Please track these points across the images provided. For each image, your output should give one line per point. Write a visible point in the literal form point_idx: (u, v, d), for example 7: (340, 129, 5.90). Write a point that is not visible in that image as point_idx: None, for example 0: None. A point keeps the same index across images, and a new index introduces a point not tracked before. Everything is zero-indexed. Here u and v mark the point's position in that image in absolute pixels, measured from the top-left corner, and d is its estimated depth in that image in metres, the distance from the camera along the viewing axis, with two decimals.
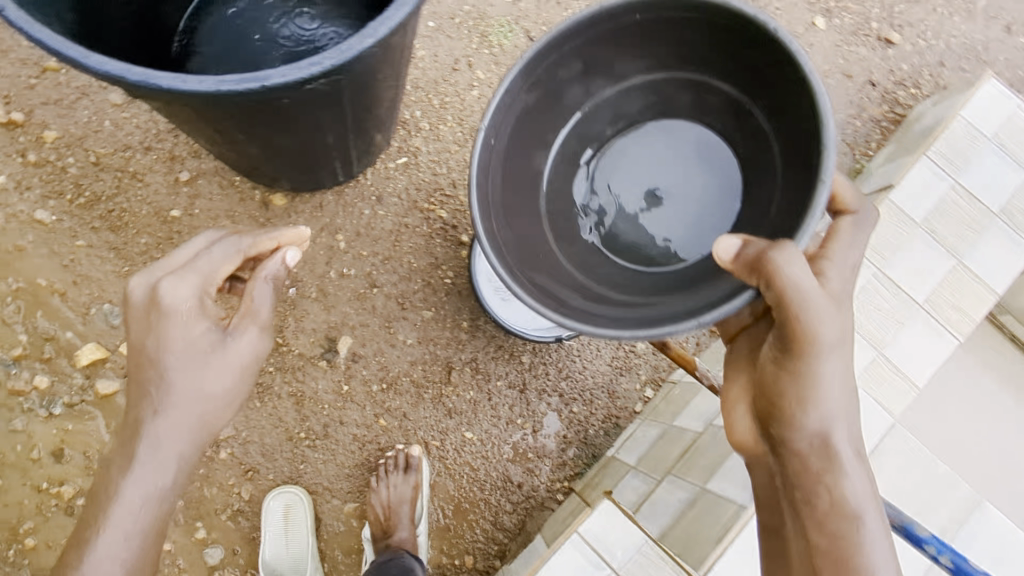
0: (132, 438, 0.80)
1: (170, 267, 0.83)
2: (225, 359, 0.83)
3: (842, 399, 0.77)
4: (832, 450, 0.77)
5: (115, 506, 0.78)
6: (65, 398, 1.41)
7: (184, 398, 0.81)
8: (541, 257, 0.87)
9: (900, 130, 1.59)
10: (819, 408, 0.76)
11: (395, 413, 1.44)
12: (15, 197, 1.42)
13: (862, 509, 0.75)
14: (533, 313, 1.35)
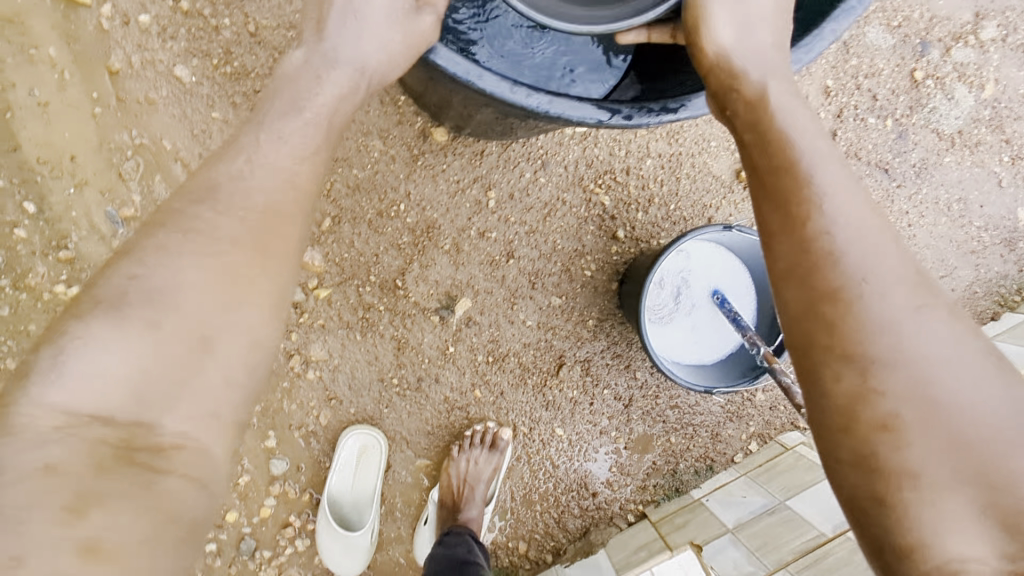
0: (284, 87, 0.66)
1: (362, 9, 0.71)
2: (403, 23, 0.70)
3: (877, 228, 0.59)
4: (903, 325, 0.54)
5: (245, 161, 0.61)
6: None
7: (346, 58, 0.68)
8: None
9: None
10: (868, 258, 0.56)
11: (493, 389, 1.37)
12: (157, 43, 1.28)
13: (941, 369, 0.52)
14: (681, 347, 1.25)
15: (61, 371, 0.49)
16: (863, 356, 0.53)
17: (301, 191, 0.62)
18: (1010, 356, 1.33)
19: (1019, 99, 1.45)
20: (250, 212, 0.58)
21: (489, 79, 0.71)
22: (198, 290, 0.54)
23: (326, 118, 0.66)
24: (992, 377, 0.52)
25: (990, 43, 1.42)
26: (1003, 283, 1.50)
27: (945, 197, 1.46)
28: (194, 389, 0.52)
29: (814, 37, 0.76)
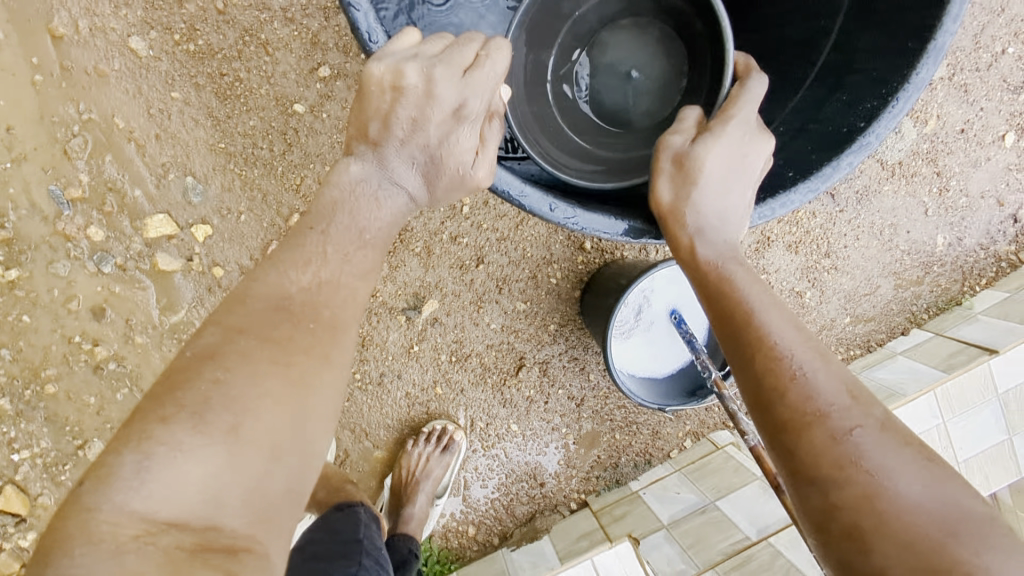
0: (344, 199, 0.66)
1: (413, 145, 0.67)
2: (451, 175, 0.69)
3: (811, 350, 0.60)
4: (845, 440, 0.54)
5: (315, 274, 0.60)
6: (118, 259, 1.27)
7: (398, 189, 0.68)
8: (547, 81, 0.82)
9: (1009, 277, 1.64)
10: (803, 381, 0.58)
11: (454, 386, 1.41)
12: (109, 10, 1.17)
13: (887, 479, 0.52)
14: (639, 362, 1.32)
15: (146, 476, 0.47)
16: (821, 478, 0.54)
17: (358, 310, 0.62)
18: (919, 373, 1.47)
19: (955, 135, 1.54)
20: (318, 325, 0.58)
21: (532, 196, 0.70)
22: (272, 401, 0.52)
23: (381, 239, 0.67)
24: (931, 476, 0.52)
25: (938, 81, 1.51)
26: (916, 303, 1.63)
27: (879, 222, 1.56)
28: (260, 493, 0.49)
29: (828, 169, 0.68)
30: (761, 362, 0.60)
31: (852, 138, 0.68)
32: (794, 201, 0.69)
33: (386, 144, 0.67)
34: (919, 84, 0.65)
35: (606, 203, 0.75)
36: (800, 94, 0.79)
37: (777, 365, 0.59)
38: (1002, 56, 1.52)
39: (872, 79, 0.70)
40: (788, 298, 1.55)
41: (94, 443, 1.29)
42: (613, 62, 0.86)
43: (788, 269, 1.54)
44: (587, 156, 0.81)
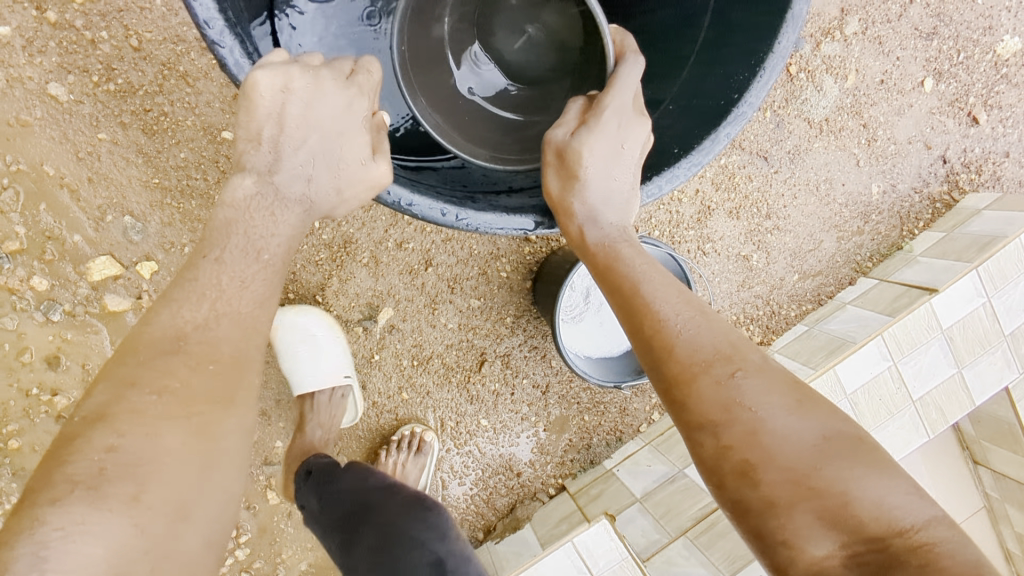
0: (238, 219, 0.67)
1: (305, 153, 0.68)
2: (352, 172, 0.69)
3: (691, 312, 0.65)
4: (728, 386, 0.60)
5: (210, 309, 0.63)
6: (65, 306, 1.27)
7: (298, 197, 0.70)
8: (435, 64, 0.77)
9: (946, 217, 1.69)
10: (687, 338, 0.63)
11: (418, 390, 1.42)
12: (24, 59, 1.17)
13: (766, 412, 0.58)
14: (592, 343, 1.34)
15: (44, 566, 0.48)
16: (712, 422, 0.59)
17: (258, 338, 0.65)
18: (867, 320, 1.51)
19: (876, 86, 1.59)
20: (218, 365, 0.60)
21: (422, 206, 0.68)
22: (174, 458, 0.55)
23: (279, 257, 0.69)
24: (801, 408, 0.59)
25: (853, 37, 1.55)
26: (860, 252, 1.66)
27: (815, 178, 1.59)
28: (171, 558, 0.52)
29: (707, 143, 0.66)
30: (651, 325, 0.64)
31: (726, 110, 0.66)
32: (679, 176, 0.68)
33: (282, 156, 0.68)
34: (783, 52, 0.64)
35: (517, 201, 0.74)
36: (684, 71, 0.76)
37: (663, 326, 0.63)
38: (911, 6, 1.58)
39: (745, 49, 0.67)
40: (735, 263, 1.57)
41: None
42: (510, 27, 0.81)
43: (734, 235, 1.56)
44: (499, 135, 0.78)
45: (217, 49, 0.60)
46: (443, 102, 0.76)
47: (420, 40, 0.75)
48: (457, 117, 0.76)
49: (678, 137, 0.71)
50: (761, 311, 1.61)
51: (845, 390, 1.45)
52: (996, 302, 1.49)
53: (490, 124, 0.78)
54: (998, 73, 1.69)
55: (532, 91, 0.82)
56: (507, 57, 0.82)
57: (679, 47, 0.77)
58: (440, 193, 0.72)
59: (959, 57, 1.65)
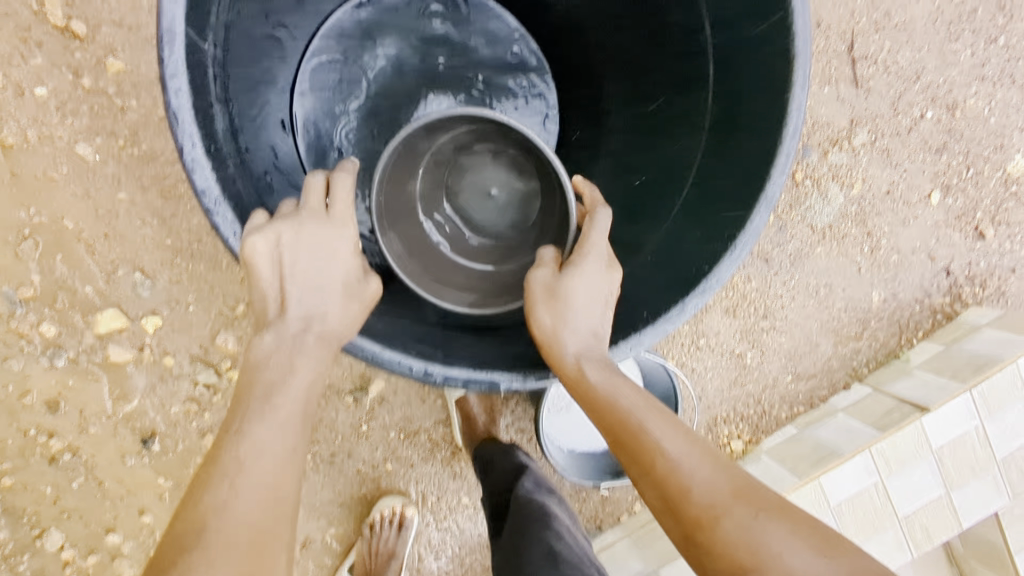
0: (257, 386, 0.67)
1: (312, 285, 0.68)
2: (357, 292, 0.70)
3: (691, 449, 0.68)
4: (751, 528, 0.63)
5: (230, 486, 0.62)
6: (70, 352, 1.31)
7: (318, 333, 0.67)
8: (405, 216, 0.81)
9: (946, 329, 1.68)
10: (698, 481, 0.66)
11: (402, 463, 1.43)
12: (57, 119, 1.23)
13: (790, 555, 0.62)
14: (576, 435, 1.36)
15: None
16: (742, 567, 0.62)
17: (287, 504, 0.64)
18: (855, 432, 1.51)
19: (881, 197, 1.61)
20: (241, 543, 0.59)
21: (393, 358, 0.68)
22: None
23: (298, 409, 0.67)
24: (817, 548, 0.63)
25: (860, 148, 1.58)
26: (856, 358, 1.65)
27: (814, 282, 1.60)
28: None
29: (675, 311, 0.68)
30: (661, 470, 0.66)
31: (697, 280, 0.69)
32: (643, 342, 0.70)
33: (290, 302, 0.68)
34: (755, 233, 0.67)
35: (495, 348, 0.75)
36: (664, 226, 0.78)
37: (671, 469, 0.66)
38: (921, 121, 1.60)
39: (719, 222, 0.71)
40: (729, 360, 1.58)
41: (50, 531, 1.34)
42: (475, 184, 0.86)
43: (729, 333, 1.58)
44: (461, 282, 0.81)
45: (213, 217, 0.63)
46: (408, 251, 0.80)
47: (397, 191, 0.80)
48: (425, 260, 0.81)
49: (650, 298, 0.73)
50: (751, 409, 1.61)
51: (830, 501, 1.44)
52: (989, 427, 1.50)
53: (461, 270, 0.82)
54: (1008, 191, 1.69)
55: (498, 242, 0.85)
56: (471, 211, 0.87)
57: (661, 203, 0.80)
58: (413, 339, 0.73)
59: (968, 173, 1.66)
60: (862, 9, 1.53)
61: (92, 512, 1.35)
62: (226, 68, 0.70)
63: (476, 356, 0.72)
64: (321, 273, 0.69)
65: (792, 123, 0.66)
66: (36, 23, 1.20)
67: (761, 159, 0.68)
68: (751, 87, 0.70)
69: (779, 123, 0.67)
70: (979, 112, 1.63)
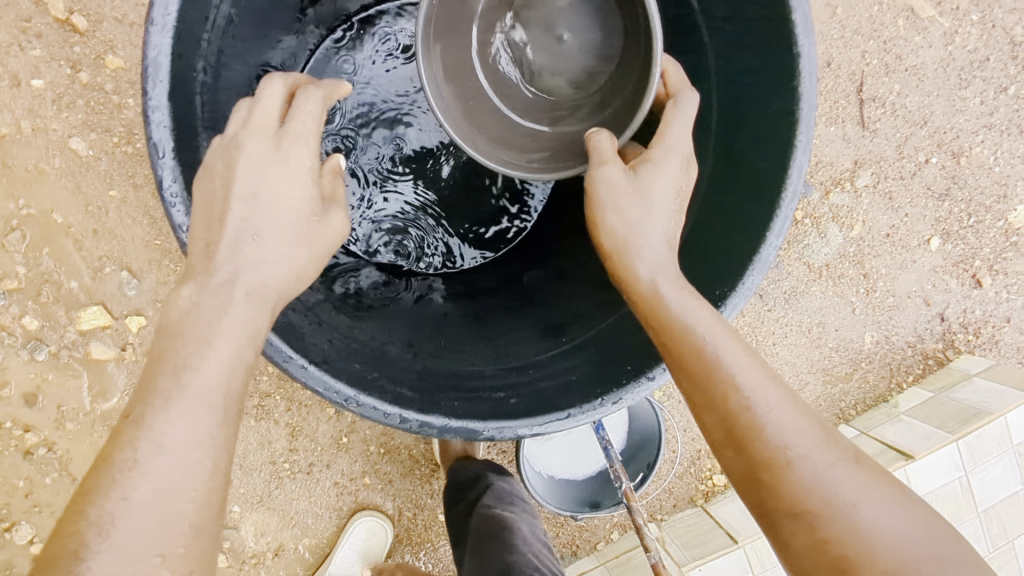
0: (169, 362, 0.60)
1: (255, 233, 0.65)
2: (313, 232, 0.68)
3: (772, 383, 0.63)
4: (824, 476, 0.60)
5: (136, 485, 0.56)
6: (51, 347, 1.29)
7: (253, 287, 0.64)
8: (458, 73, 0.84)
9: (937, 375, 1.67)
10: (775, 418, 0.61)
11: (381, 477, 1.42)
12: (51, 112, 1.22)
13: (862, 507, 0.59)
14: (557, 462, 1.35)
15: None
16: (809, 513, 0.59)
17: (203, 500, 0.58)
18: None
19: (881, 239, 1.60)
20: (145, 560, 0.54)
21: (370, 405, 0.68)
22: None
23: (217, 392, 0.60)
24: (896, 502, 0.60)
25: (863, 189, 1.56)
26: (844, 399, 1.65)
27: (808, 321, 1.59)
28: None
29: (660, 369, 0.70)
30: (733, 403, 0.62)
31: None
32: (626, 398, 0.71)
33: (225, 254, 0.63)
34: (745, 293, 0.67)
35: (476, 398, 0.73)
36: None
37: (745, 401, 0.62)
38: (925, 166, 1.59)
39: (708, 277, 0.70)
40: None
41: (20, 525, 1.32)
42: (544, 26, 0.83)
43: None
44: (517, 139, 0.85)
45: (170, 211, 0.65)
46: (466, 112, 0.83)
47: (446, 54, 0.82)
48: (483, 122, 0.84)
49: (636, 349, 0.74)
50: None
51: None
52: (972, 478, 1.49)
53: (522, 132, 0.85)
54: (1009, 240, 1.67)
55: (566, 103, 0.85)
56: (540, 55, 0.84)
57: None
58: (393, 378, 0.73)
59: (970, 221, 1.65)
60: (873, 50, 1.52)
61: (64, 508, 1.33)
62: (215, 97, 0.74)
63: (452, 403, 0.72)
64: (265, 219, 0.65)
65: (790, 185, 0.65)
66: (36, 14, 1.19)
67: (756, 218, 0.67)
68: (750, 142, 0.69)
69: (778, 184, 0.65)
70: (984, 160, 1.62)
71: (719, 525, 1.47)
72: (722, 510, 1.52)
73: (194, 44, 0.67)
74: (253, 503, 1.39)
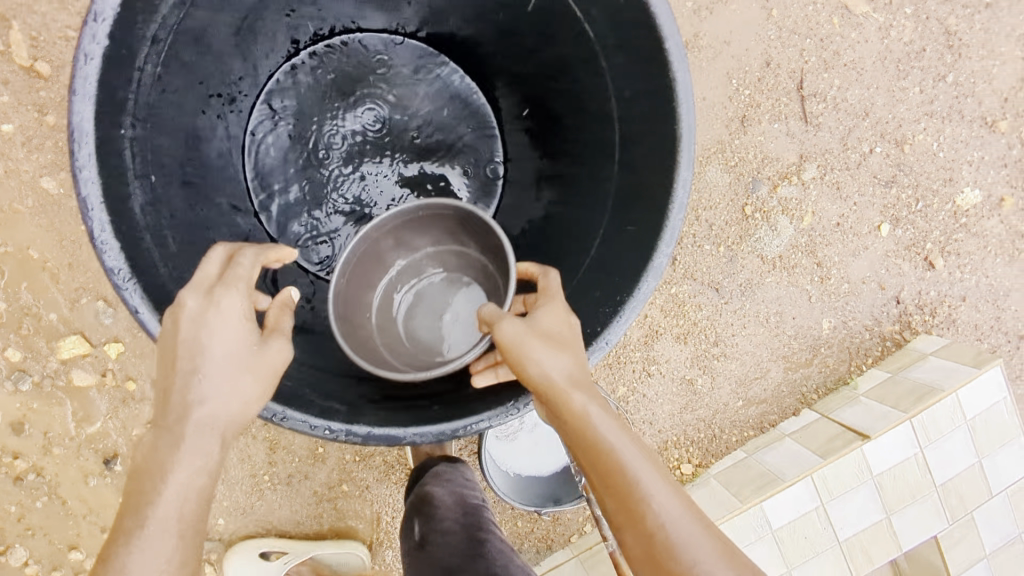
0: (136, 500, 0.65)
1: (208, 375, 0.70)
2: (261, 363, 0.73)
3: (676, 502, 0.66)
4: None
5: None
6: (35, 377, 1.36)
7: (210, 420, 0.70)
8: (364, 317, 0.87)
9: (895, 356, 1.72)
10: (679, 535, 0.64)
11: (359, 484, 1.47)
12: (22, 154, 1.28)
13: None
14: (521, 461, 1.41)
15: None
16: None
17: None
18: (799, 459, 1.56)
19: (831, 228, 1.66)
20: None
21: (296, 418, 0.74)
22: None
23: (176, 519, 0.66)
24: None
25: (810, 182, 1.62)
26: (806, 384, 1.70)
27: (765, 311, 1.65)
28: None
29: None
30: (639, 520, 0.64)
31: (591, 340, 0.75)
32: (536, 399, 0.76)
33: (184, 399, 0.70)
34: (641, 298, 0.72)
35: (401, 407, 0.79)
36: (574, 282, 0.84)
37: (650, 518, 0.64)
38: (870, 155, 1.65)
39: (617, 283, 0.75)
40: (680, 386, 1.63)
41: (15, 548, 1.38)
42: (428, 310, 0.93)
43: (680, 360, 1.62)
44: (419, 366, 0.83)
45: (101, 253, 0.69)
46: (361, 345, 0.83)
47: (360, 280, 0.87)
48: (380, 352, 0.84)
49: None
50: (702, 434, 1.65)
51: (770, 524, 1.49)
52: (927, 454, 1.55)
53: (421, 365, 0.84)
54: (957, 222, 1.73)
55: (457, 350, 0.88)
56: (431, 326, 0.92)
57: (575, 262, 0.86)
58: (323, 395, 0.80)
59: (918, 205, 1.70)
60: (811, 48, 1.59)
61: (55, 529, 1.39)
62: (148, 142, 0.80)
63: (376, 413, 0.77)
64: (211, 358, 0.71)
65: (677, 198, 0.70)
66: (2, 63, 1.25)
67: (649, 229, 0.72)
68: (645, 160, 0.75)
69: (666, 197, 0.70)
70: (928, 146, 1.68)
71: None
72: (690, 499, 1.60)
73: (118, 104, 0.72)
74: (237, 514, 1.46)
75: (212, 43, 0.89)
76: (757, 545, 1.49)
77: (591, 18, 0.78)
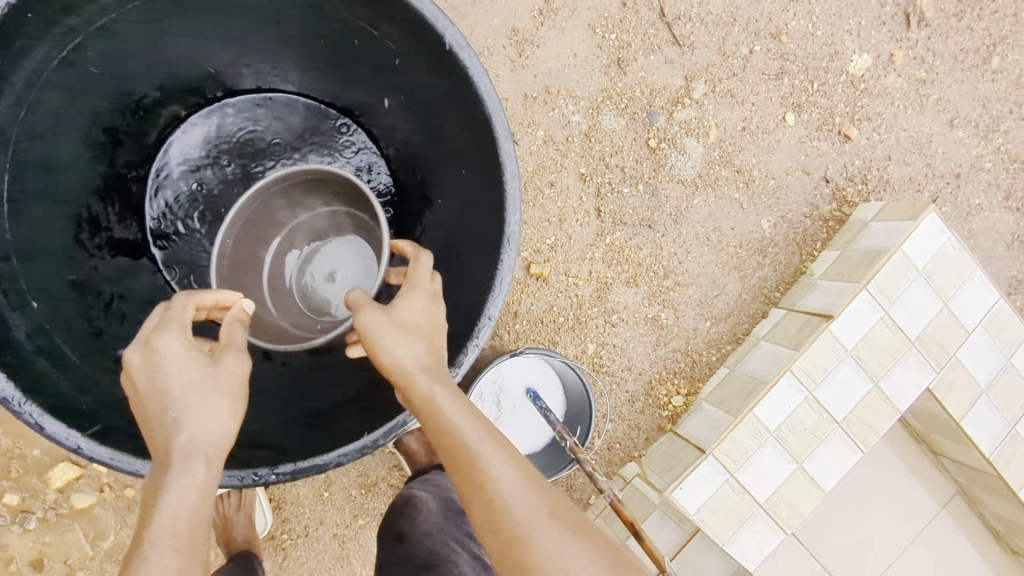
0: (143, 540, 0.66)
1: (179, 406, 0.74)
2: (221, 381, 0.77)
3: (515, 471, 0.71)
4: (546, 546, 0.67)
5: None
6: (38, 513, 1.40)
7: (193, 450, 0.72)
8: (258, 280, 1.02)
9: (840, 232, 1.76)
10: (512, 500, 0.69)
11: (372, 514, 1.52)
12: None
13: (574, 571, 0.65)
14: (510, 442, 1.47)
15: None
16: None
17: None
18: (776, 356, 1.59)
19: (739, 133, 1.70)
20: None
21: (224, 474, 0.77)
22: None
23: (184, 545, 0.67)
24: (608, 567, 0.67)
25: (703, 98, 1.67)
26: (765, 285, 1.74)
27: (703, 231, 1.69)
28: None
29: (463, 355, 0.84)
30: (481, 489, 0.69)
31: (477, 318, 0.84)
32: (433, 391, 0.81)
33: (164, 439, 0.73)
34: (507, 266, 0.81)
35: (322, 442, 0.83)
36: (461, 272, 0.94)
37: (489, 485, 0.69)
38: (752, 55, 1.70)
39: (487, 256, 0.85)
40: (645, 326, 1.67)
41: None
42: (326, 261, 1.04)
43: (637, 301, 1.67)
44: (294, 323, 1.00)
45: None
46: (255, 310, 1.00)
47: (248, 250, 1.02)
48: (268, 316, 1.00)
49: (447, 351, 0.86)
50: (682, 363, 1.70)
51: (768, 428, 1.52)
52: (894, 313, 1.58)
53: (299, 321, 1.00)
54: (857, 89, 1.77)
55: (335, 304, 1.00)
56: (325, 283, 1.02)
57: (459, 254, 0.95)
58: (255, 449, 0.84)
59: (814, 86, 1.74)
60: None
61: None
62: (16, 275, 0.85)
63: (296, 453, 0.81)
64: (177, 391, 0.74)
65: (508, 168, 0.80)
66: None
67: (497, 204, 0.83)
68: (476, 145, 0.85)
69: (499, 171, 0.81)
70: (805, 29, 1.73)
71: (687, 442, 1.59)
72: (688, 427, 1.65)
73: None
74: None
75: (58, 164, 0.96)
76: (761, 450, 1.52)
77: (392, 37, 0.88)
